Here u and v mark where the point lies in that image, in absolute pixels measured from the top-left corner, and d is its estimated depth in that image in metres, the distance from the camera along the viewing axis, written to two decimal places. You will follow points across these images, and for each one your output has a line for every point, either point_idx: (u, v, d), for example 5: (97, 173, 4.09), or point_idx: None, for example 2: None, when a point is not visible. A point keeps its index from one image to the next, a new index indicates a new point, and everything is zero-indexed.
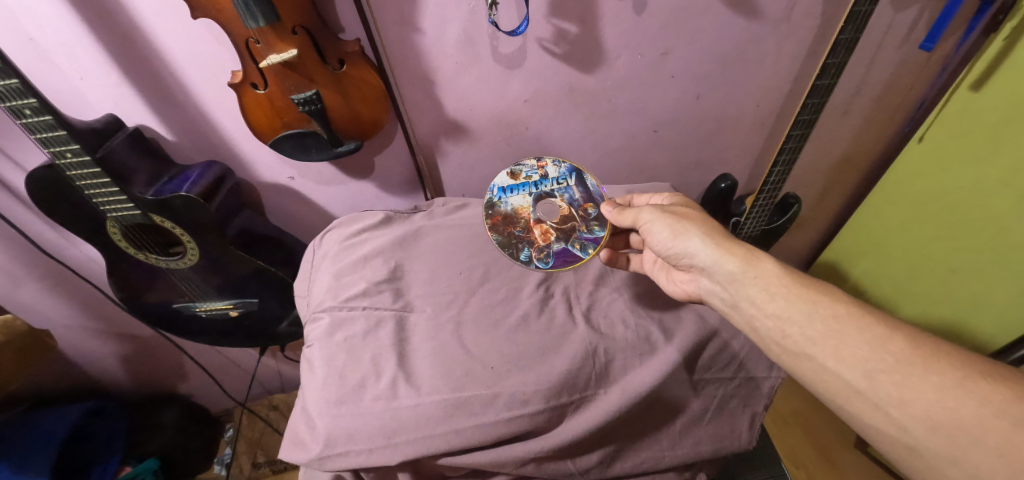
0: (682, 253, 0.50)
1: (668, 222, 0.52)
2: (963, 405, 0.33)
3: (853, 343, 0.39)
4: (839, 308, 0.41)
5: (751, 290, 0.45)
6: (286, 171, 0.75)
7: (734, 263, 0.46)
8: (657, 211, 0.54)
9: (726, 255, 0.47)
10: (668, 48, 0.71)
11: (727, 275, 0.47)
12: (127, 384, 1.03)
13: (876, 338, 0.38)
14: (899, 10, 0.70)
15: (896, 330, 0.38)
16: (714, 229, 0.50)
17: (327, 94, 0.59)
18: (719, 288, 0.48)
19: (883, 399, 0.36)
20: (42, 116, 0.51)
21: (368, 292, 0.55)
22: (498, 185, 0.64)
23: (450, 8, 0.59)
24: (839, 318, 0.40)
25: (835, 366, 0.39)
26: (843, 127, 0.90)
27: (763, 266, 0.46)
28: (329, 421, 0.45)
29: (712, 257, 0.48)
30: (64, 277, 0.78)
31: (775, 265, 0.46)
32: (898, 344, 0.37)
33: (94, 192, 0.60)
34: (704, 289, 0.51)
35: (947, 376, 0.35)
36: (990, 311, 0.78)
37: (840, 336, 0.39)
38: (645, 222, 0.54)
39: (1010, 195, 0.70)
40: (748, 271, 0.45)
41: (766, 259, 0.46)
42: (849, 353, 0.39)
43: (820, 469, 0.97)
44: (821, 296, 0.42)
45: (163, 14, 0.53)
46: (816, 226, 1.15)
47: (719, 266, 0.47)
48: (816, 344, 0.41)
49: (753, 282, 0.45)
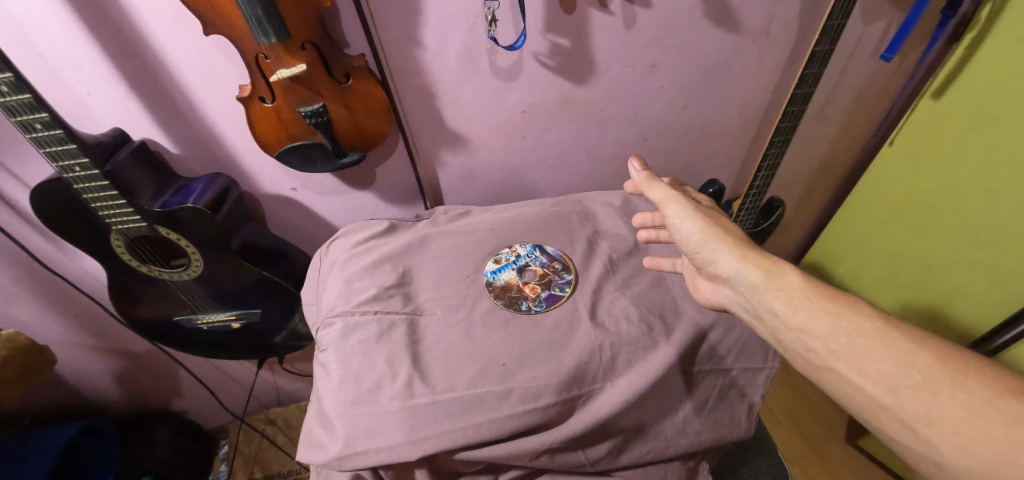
0: (708, 259, 0.48)
1: (697, 224, 0.49)
2: (992, 424, 0.31)
3: (878, 357, 0.37)
4: (863, 322, 0.39)
5: (773, 302, 0.43)
6: (288, 182, 0.76)
7: (758, 275, 0.44)
8: (687, 206, 0.50)
9: (749, 265, 0.45)
10: (656, 62, 0.75)
11: (750, 286, 0.45)
12: (119, 400, 1.01)
13: (902, 353, 0.36)
14: (868, 23, 0.76)
15: (922, 344, 0.36)
16: (741, 240, 0.48)
17: (333, 107, 0.61)
18: (742, 297, 0.47)
19: (910, 416, 0.35)
20: (52, 130, 0.51)
21: (379, 297, 0.57)
22: (488, 267, 0.64)
23: (452, 24, 0.62)
24: (864, 333, 0.38)
25: (859, 380, 0.37)
26: (821, 133, 0.95)
27: (786, 277, 0.43)
28: (346, 421, 0.46)
29: (736, 267, 0.46)
30: (61, 292, 0.78)
31: (798, 277, 0.43)
32: (925, 360, 0.35)
33: (101, 205, 0.60)
34: (727, 298, 0.50)
35: (976, 393, 0.33)
36: (965, 302, 0.82)
37: (865, 351, 0.37)
38: (672, 218, 0.51)
39: (978, 192, 0.75)
40: (770, 283, 0.43)
41: (791, 269, 0.44)
42: (874, 369, 0.37)
43: (814, 465, 1.06)
44: (845, 309, 0.40)
45: (172, 31, 0.55)
46: (798, 228, 1.21)
47: (741, 277, 0.45)
48: (839, 356, 0.38)
49: (774, 294, 0.43)
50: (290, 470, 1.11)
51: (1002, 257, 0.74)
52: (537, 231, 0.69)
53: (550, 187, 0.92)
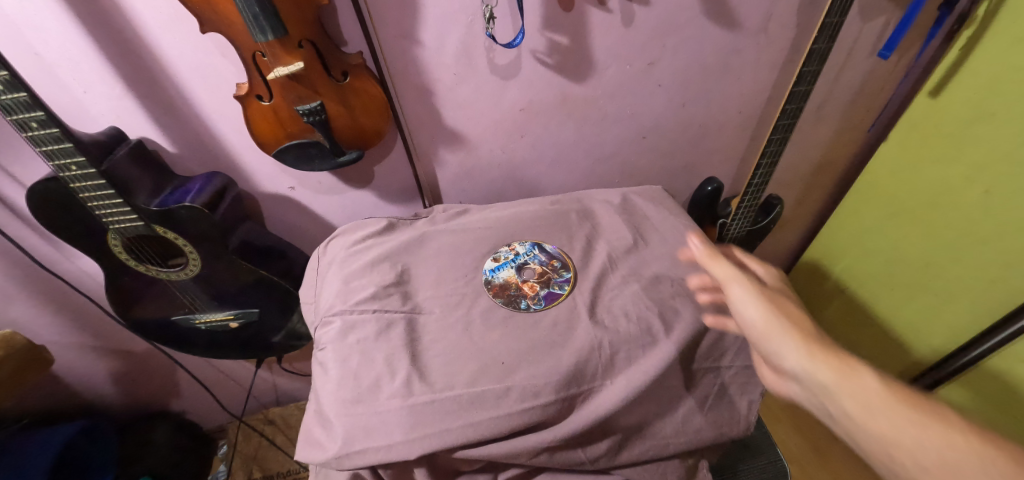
0: (772, 350, 0.42)
1: (761, 307, 0.44)
2: None
3: (923, 434, 0.32)
4: (918, 407, 0.33)
5: (843, 405, 0.36)
6: (286, 181, 0.76)
7: (829, 376, 0.38)
8: (752, 286, 0.45)
9: (819, 362, 0.39)
10: (655, 59, 0.75)
11: (818, 387, 0.38)
12: (117, 401, 1.01)
13: (960, 441, 0.31)
14: (867, 21, 0.76)
15: (987, 436, 0.31)
16: (813, 333, 0.41)
17: (330, 105, 0.60)
18: (810, 397, 0.40)
19: None
20: (48, 128, 0.51)
21: (377, 296, 0.57)
22: (487, 265, 0.63)
23: (450, 22, 0.62)
24: (913, 413, 0.33)
25: (902, 457, 0.32)
26: (820, 131, 0.95)
27: (860, 381, 0.36)
28: (345, 420, 0.46)
29: (803, 362, 0.39)
30: (58, 292, 0.77)
31: (879, 381, 0.36)
32: (985, 448, 0.30)
33: (97, 204, 0.60)
34: (796, 397, 0.42)
35: None
36: (964, 298, 0.83)
37: (907, 426, 0.33)
38: (734, 297, 0.46)
39: (976, 190, 0.76)
40: (843, 385, 0.36)
41: (868, 372, 0.37)
42: (917, 445, 0.32)
43: (812, 462, 1.08)
44: (905, 399, 0.34)
45: (168, 28, 0.54)
46: (797, 226, 1.21)
47: (808, 375, 0.39)
48: (879, 431, 0.34)
49: (846, 398, 0.36)
50: (290, 470, 1.10)
51: (1000, 254, 0.74)
52: (536, 230, 0.69)
53: (548, 185, 0.92)
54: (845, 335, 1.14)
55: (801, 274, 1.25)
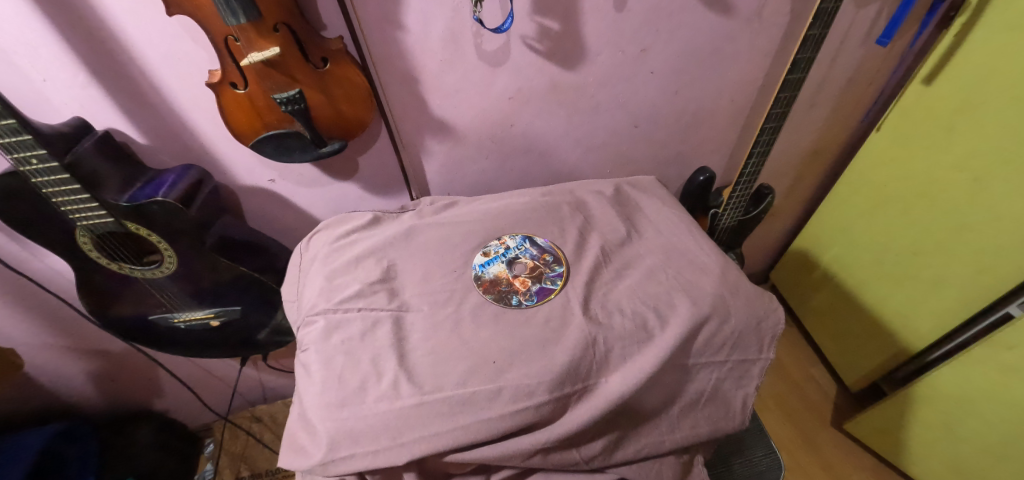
0: None
1: None
2: None
3: None
4: None
5: None
6: (266, 174, 0.73)
7: None
8: None
9: None
10: (647, 46, 0.72)
11: None
12: (97, 401, 0.98)
13: None
14: (862, 8, 0.74)
15: None
16: None
17: (310, 93, 0.57)
18: None
19: None
20: (4, 119, 0.47)
21: (363, 293, 0.55)
22: (477, 260, 0.61)
23: (434, 5, 0.59)
24: None
25: None
26: (812, 120, 0.94)
27: None
28: (330, 425, 0.44)
29: None
30: (26, 292, 0.73)
31: None
32: None
33: (62, 200, 0.56)
34: None
35: None
36: (951, 285, 0.84)
37: None
38: None
39: (964, 179, 0.76)
40: None
41: None
42: None
43: (800, 447, 1.13)
44: None
45: (132, 11, 0.50)
46: (787, 215, 1.21)
47: None
48: None
49: None
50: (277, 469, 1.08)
51: (984, 242, 0.75)
52: (527, 222, 0.67)
53: (539, 174, 0.90)
54: (832, 322, 1.16)
55: (791, 263, 1.26)
